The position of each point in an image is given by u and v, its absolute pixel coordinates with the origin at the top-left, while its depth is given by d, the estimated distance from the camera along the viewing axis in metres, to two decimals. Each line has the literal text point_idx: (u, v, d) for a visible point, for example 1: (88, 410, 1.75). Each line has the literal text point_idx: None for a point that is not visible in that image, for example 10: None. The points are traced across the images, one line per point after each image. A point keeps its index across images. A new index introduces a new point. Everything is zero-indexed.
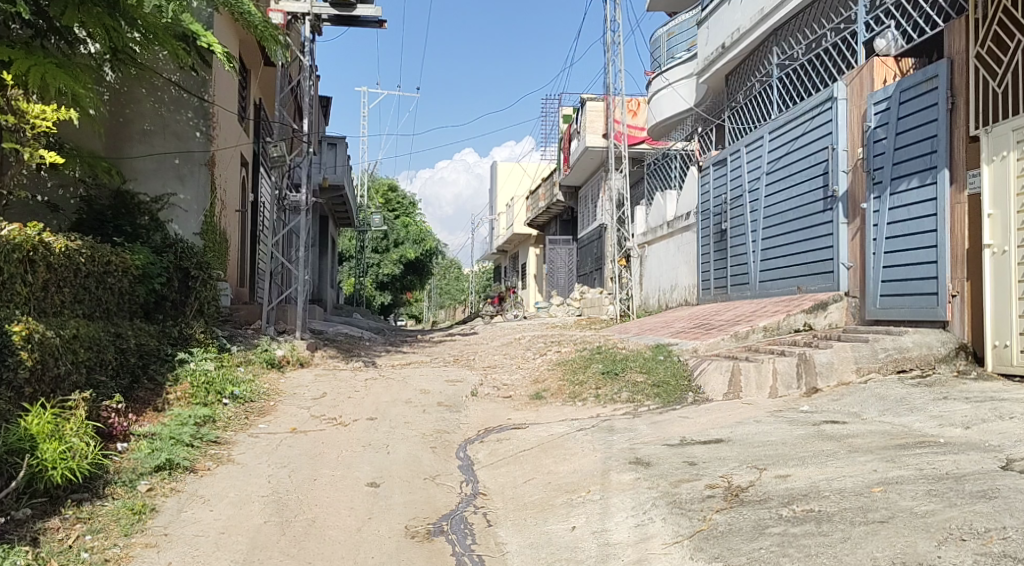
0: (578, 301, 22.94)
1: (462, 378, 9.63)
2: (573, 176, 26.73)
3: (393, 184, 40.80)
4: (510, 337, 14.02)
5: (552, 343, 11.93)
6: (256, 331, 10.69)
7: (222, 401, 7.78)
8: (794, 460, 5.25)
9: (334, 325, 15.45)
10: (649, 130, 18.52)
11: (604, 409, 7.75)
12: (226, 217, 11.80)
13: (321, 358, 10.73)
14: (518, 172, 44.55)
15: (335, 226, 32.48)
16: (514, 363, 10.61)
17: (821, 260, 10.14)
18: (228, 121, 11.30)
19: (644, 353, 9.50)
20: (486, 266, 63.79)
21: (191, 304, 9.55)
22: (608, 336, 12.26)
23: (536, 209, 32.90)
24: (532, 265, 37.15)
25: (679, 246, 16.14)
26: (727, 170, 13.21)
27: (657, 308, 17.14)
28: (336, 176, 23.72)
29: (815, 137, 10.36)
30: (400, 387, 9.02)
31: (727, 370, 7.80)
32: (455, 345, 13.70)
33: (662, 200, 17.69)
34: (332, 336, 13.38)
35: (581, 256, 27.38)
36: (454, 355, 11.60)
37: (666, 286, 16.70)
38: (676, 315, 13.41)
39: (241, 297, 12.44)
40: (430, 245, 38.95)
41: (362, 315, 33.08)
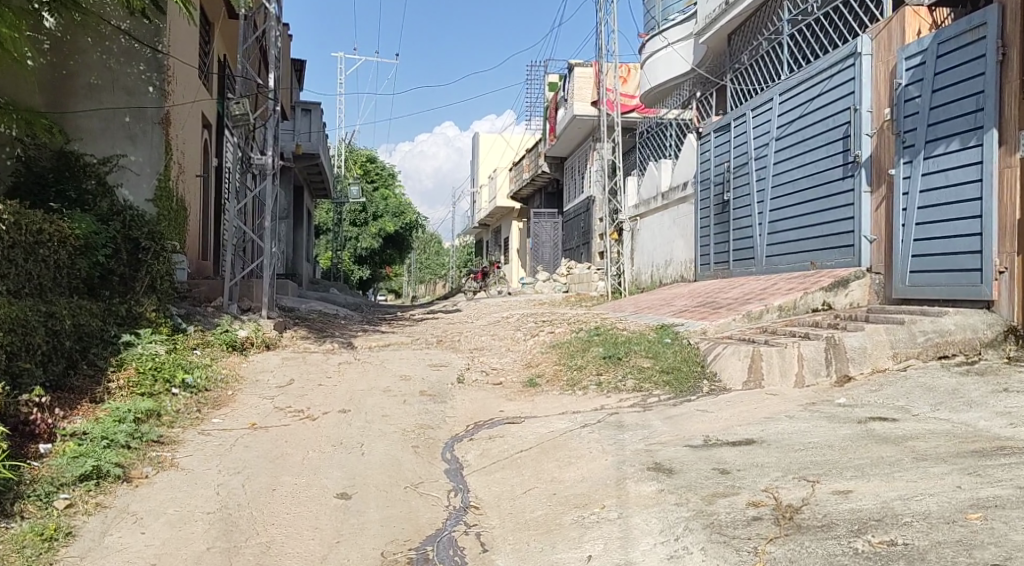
0: (565, 277, 22.03)
1: (447, 361, 8.69)
2: (560, 146, 25.74)
3: (371, 155, 39.55)
4: (497, 316, 13.09)
5: (543, 321, 11.01)
6: (216, 309, 9.68)
7: (171, 391, 6.79)
8: (850, 470, 4.39)
9: (307, 302, 14.45)
10: (642, 96, 17.55)
11: (610, 399, 6.86)
12: (184, 183, 10.71)
13: (291, 339, 9.75)
14: (501, 144, 43.48)
15: (311, 197, 31.26)
16: (503, 345, 9.70)
17: (839, 232, 9.26)
18: (184, 75, 10.17)
19: (647, 334, 8.60)
20: (467, 240, 62.75)
21: (142, 279, 8.51)
22: (603, 315, 11.35)
23: (519, 181, 31.89)
24: (515, 238, 36.20)
25: (674, 220, 15.25)
26: (730, 136, 12.27)
27: (650, 284, 16.26)
28: (311, 143, 22.50)
29: (835, 98, 9.43)
30: (378, 373, 8.07)
31: (745, 356, 6.85)
32: (437, 324, 12.75)
33: (655, 171, 16.77)
34: (304, 313, 12.37)
35: (567, 231, 26.48)
36: (437, 335, 10.67)
37: (660, 261, 15.82)
38: (674, 292, 12.54)
39: (202, 271, 11.38)
40: (410, 218, 37.84)
41: (339, 291, 31.97)
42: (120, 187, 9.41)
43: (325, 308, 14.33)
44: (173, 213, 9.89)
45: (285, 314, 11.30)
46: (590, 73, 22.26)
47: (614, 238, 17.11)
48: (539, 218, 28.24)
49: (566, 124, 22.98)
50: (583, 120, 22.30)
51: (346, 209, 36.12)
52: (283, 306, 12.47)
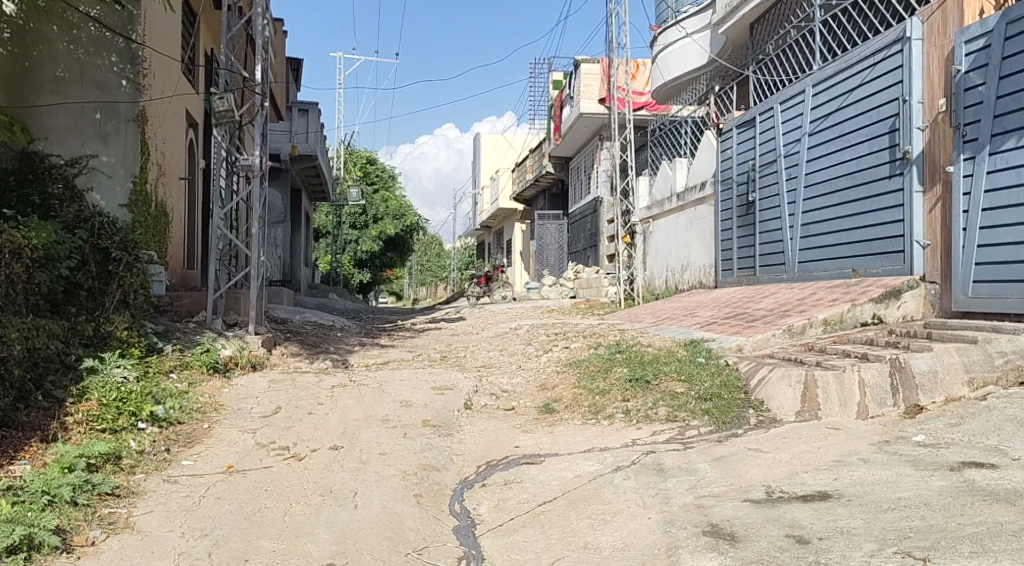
0: (573, 282, 21.10)
1: (453, 382, 7.80)
2: (566, 146, 24.88)
3: (371, 156, 38.68)
4: (504, 326, 12.19)
5: (556, 334, 10.12)
6: (198, 325, 8.80)
7: (137, 426, 5.90)
8: (966, 543, 3.51)
9: (301, 312, 13.58)
10: (655, 92, 16.69)
11: (641, 432, 5.96)
12: (165, 186, 9.82)
13: (281, 358, 8.86)
14: (503, 144, 42.58)
15: (309, 200, 30.38)
16: (514, 362, 8.80)
17: (886, 236, 8.39)
18: (162, 67, 9.28)
19: (676, 352, 7.71)
20: (468, 242, 61.89)
21: (113, 293, 7.62)
22: (620, 327, 10.46)
23: (523, 182, 31.01)
24: (519, 241, 35.21)
25: (690, 222, 14.38)
26: (756, 131, 11.38)
27: (664, 290, 15.38)
28: (307, 144, 21.62)
29: (879, 89, 8.55)
30: (375, 398, 7.18)
31: (798, 383, 6.00)
32: (440, 336, 11.87)
33: (669, 170, 15.89)
34: (297, 326, 11.48)
35: (573, 233, 25.59)
36: (441, 350, 9.77)
37: (675, 266, 14.94)
38: (695, 300, 11.65)
39: (185, 282, 10.48)
40: (411, 220, 36.96)
41: (339, 295, 31.09)
42: (90, 190, 8.52)
43: (320, 317, 13.46)
44: (150, 218, 9.02)
45: (275, 328, 10.42)
46: (598, 68, 21.36)
47: (626, 242, 16.24)
48: (544, 220, 27.33)
49: (572, 123, 22.09)
50: (590, 118, 21.42)
51: (345, 211, 35.21)
52: (275, 318, 11.58)
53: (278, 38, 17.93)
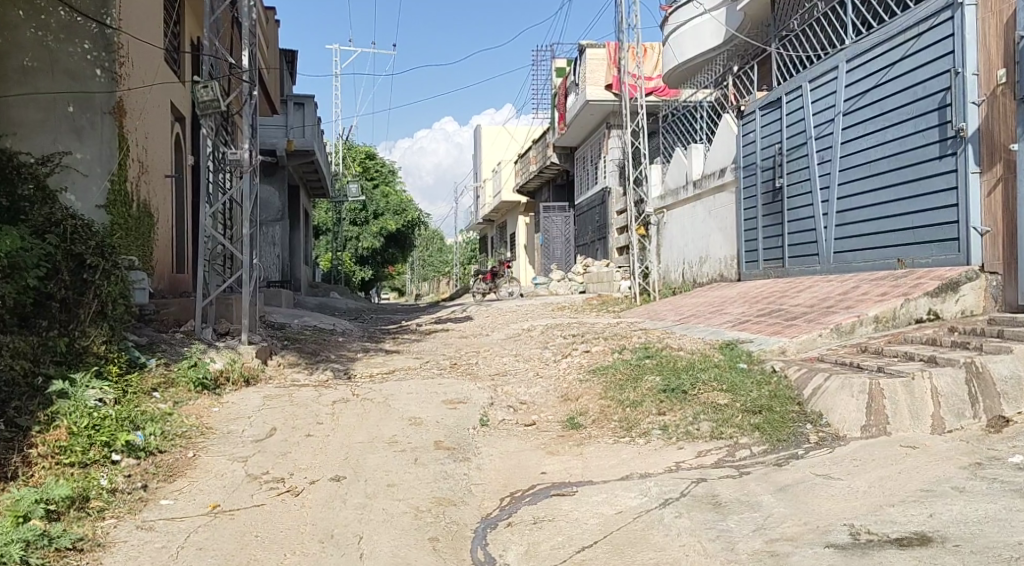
0: (582, 276, 20.49)
1: (466, 394, 7.08)
2: (572, 135, 24.13)
3: (370, 151, 37.90)
4: (515, 326, 11.48)
5: (574, 336, 9.40)
6: (186, 335, 8.08)
7: (111, 458, 5.19)
8: None
9: (301, 314, 12.89)
10: (667, 76, 15.94)
11: (685, 453, 5.24)
12: (148, 184, 9.10)
13: (277, 369, 8.14)
14: (504, 136, 41.77)
15: (307, 197, 29.66)
16: (530, 369, 8.08)
17: (936, 223, 7.66)
18: (141, 54, 8.54)
19: (712, 356, 6.98)
20: (470, 235, 61.16)
21: (89, 305, 6.81)
22: (642, 327, 9.73)
23: (526, 174, 30.27)
24: (522, 235, 34.72)
25: (708, 212, 13.65)
26: (783, 113, 10.63)
27: (681, 284, 14.65)
28: (304, 139, 20.86)
29: (925, 61, 7.81)
30: (381, 415, 6.46)
31: (862, 393, 5.23)
32: (448, 339, 11.15)
33: (684, 157, 15.17)
34: (294, 331, 10.76)
35: (580, 225, 24.86)
36: (450, 356, 9.05)
37: (693, 259, 14.21)
38: (719, 295, 10.92)
39: (173, 287, 9.77)
40: (412, 216, 36.21)
41: (340, 294, 30.41)
42: (64, 190, 7.78)
43: (321, 319, 12.78)
44: (130, 220, 8.29)
45: (271, 334, 9.70)
46: (604, 54, 20.56)
47: (640, 234, 15.51)
48: (549, 212, 26.55)
49: (577, 111, 21.33)
50: (597, 107, 20.65)
51: (345, 207, 34.47)
52: (270, 323, 10.88)
53: (270, 28, 17.17)
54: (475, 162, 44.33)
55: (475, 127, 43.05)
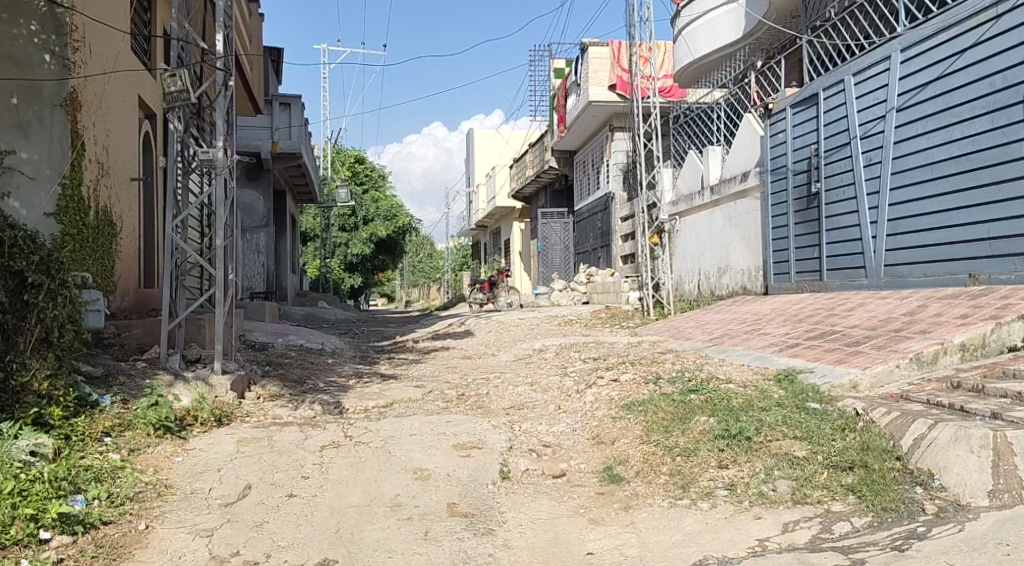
0: (585, 286, 19.46)
1: (479, 435, 6.00)
2: (571, 138, 23.11)
3: (360, 154, 36.81)
4: (524, 345, 10.40)
5: (594, 359, 8.33)
6: (151, 364, 6.97)
7: (38, 536, 4.07)
8: None
9: (288, 332, 11.76)
10: (680, 75, 14.93)
11: (765, 526, 4.18)
12: (110, 188, 7.98)
13: (256, 403, 7.03)
14: (499, 140, 40.72)
15: (295, 202, 28.53)
16: (550, 403, 7.00)
17: (1019, 233, 6.81)
18: (99, 40, 7.44)
19: (770, 391, 5.92)
20: (461, 241, 60.14)
21: (31, 332, 5.60)
22: (671, 349, 8.67)
23: (522, 178, 29.25)
24: (517, 242, 33.87)
25: (727, 218, 12.63)
26: (822, 110, 9.63)
27: (697, 296, 13.61)
28: (290, 142, 19.71)
29: (1006, 49, 6.96)
30: (380, 467, 5.37)
31: (984, 450, 4.22)
32: (449, 360, 10.06)
33: (698, 160, 14.15)
34: (276, 352, 9.65)
35: (581, 232, 23.84)
36: (455, 383, 7.96)
37: (710, 269, 13.18)
38: (749, 312, 9.87)
39: (137, 304, 8.65)
40: (404, 221, 35.11)
41: (329, 303, 29.30)
42: (6, 196, 6.68)
43: (310, 336, 11.64)
44: (86, 232, 7.19)
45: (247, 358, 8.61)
46: (606, 52, 19.54)
47: (651, 242, 14.48)
48: (547, 218, 25.49)
49: (579, 113, 20.30)
50: (600, 107, 19.60)
51: (335, 212, 33.35)
52: (248, 343, 9.76)
53: (254, 22, 16.07)
54: (467, 167, 43.27)
55: (467, 131, 41.99)
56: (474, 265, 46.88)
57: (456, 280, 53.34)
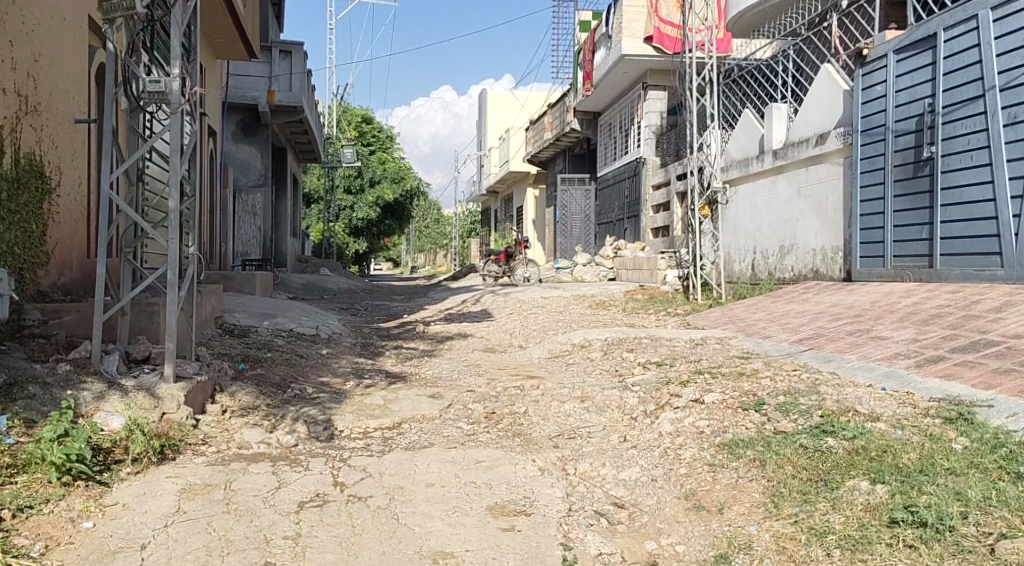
0: (612, 260, 17.74)
1: (523, 489, 4.24)
2: (599, 97, 21.19)
3: (368, 113, 34.86)
4: (558, 336, 8.63)
5: (658, 365, 6.54)
6: (79, 368, 5.17)
7: None
8: None
9: (278, 310, 9.99)
10: (736, 23, 13.06)
11: None
12: (40, 134, 6.15)
13: (220, 423, 5.27)
14: (514, 102, 38.63)
15: (297, 161, 26.67)
16: (613, 431, 5.22)
17: None
18: None
19: (944, 437, 4.15)
20: (470, 206, 58.17)
21: None
22: (752, 354, 6.88)
23: (539, 141, 27.31)
24: (531, 209, 32.19)
25: (795, 188, 10.82)
26: (950, 55, 7.76)
27: (752, 279, 11.86)
28: (290, 95, 17.70)
29: None
30: (382, 545, 3.63)
31: None
32: (469, 355, 8.28)
33: (756, 121, 12.22)
34: (259, 341, 7.83)
35: (605, 200, 21.99)
36: (482, 393, 6.18)
37: (769, 248, 11.37)
38: (839, 305, 8.07)
39: (79, 281, 6.84)
40: (412, 185, 33.23)
41: (332, 270, 27.58)
42: None
43: (304, 316, 9.85)
44: None
45: (215, 352, 6.76)
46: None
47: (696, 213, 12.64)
48: (567, 184, 23.55)
49: (609, 67, 18.36)
50: (633, 62, 17.64)
51: (340, 173, 31.45)
52: (221, 330, 7.93)
53: None
54: (479, 128, 41.22)
55: (480, 91, 39.87)
56: (484, 232, 45.03)
57: (463, 246, 51.55)
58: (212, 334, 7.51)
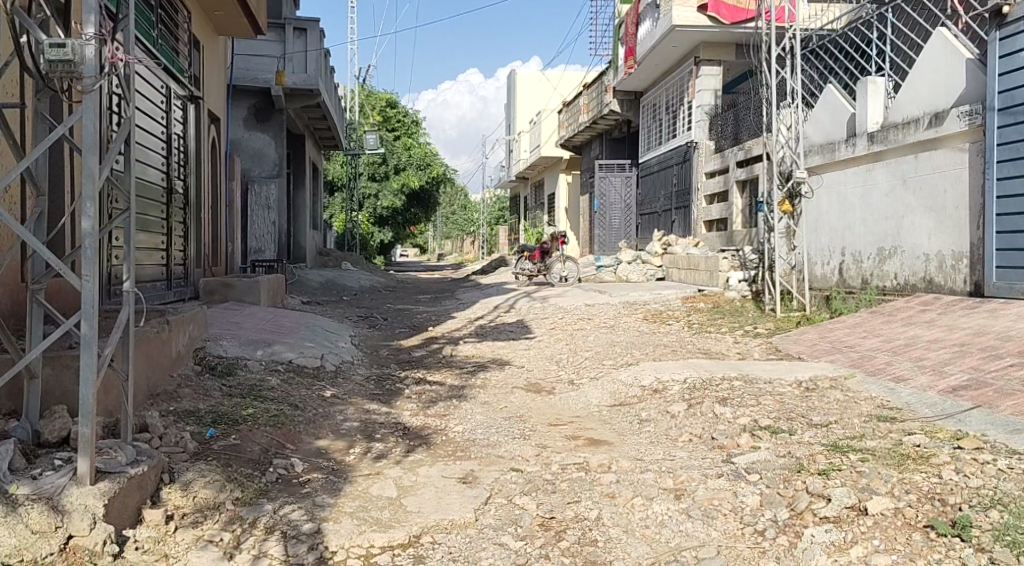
0: (661, 258, 15.90)
1: None
2: (643, 76, 19.34)
3: (392, 97, 33.21)
4: (619, 371, 6.92)
5: (770, 434, 4.81)
6: None
7: None
8: None
9: (281, 330, 8.40)
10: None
11: None
12: None
13: (160, 541, 3.65)
14: (545, 84, 36.71)
15: (317, 149, 25.19)
16: (731, 557, 3.51)
17: None
18: None
19: None
20: (499, 192, 56.48)
21: None
22: (892, 414, 5.11)
23: (574, 125, 25.52)
24: (564, 196, 30.41)
25: (898, 179, 9.02)
26: None
27: (840, 285, 10.14)
28: (305, 77, 16.08)
29: None
30: None
31: None
32: (509, 397, 6.61)
33: (844, 100, 10.39)
34: (247, 383, 6.22)
35: (648, 189, 20.21)
36: (532, 475, 4.51)
37: (865, 250, 9.65)
38: (984, 335, 6.28)
39: None
40: (439, 172, 31.59)
41: (355, 264, 26.10)
42: None
43: (309, 337, 8.23)
44: None
45: (175, 410, 5.13)
46: None
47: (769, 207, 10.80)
48: (606, 171, 21.76)
49: (658, 41, 16.49)
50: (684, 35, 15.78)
51: (364, 160, 29.95)
52: (197, 370, 6.31)
53: None
54: (508, 112, 39.45)
55: (510, 73, 38.03)
56: (514, 219, 43.36)
57: (492, 234, 49.92)
58: (178, 381, 5.87)
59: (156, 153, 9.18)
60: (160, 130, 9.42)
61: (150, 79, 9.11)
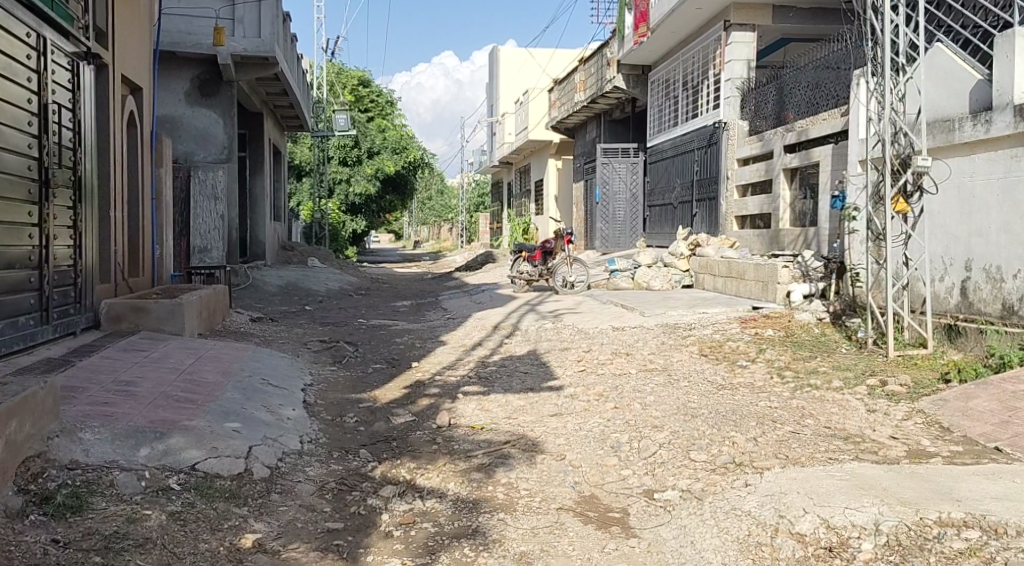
0: (687, 260, 13.28)
1: None
2: (655, 45, 16.68)
3: (365, 74, 30.25)
4: (731, 483, 4.29)
5: None
6: None
7: None
8: None
9: (197, 394, 5.63)
10: None
11: None
12: None
13: None
14: (530, 63, 33.85)
15: (280, 130, 22.23)
16: None
17: None
18: None
19: None
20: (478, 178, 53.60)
21: None
22: None
23: (567, 104, 22.83)
24: (554, 183, 27.68)
25: None
26: None
27: (966, 309, 7.52)
28: (255, 44, 13.20)
29: None
30: None
31: None
32: (559, 537, 3.94)
33: (971, 63, 7.69)
34: (96, 545, 3.52)
35: (660, 176, 17.62)
36: None
37: (1010, 265, 7.03)
38: None
39: None
40: (416, 156, 28.80)
41: (323, 260, 23.19)
42: None
43: (236, 407, 5.47)
44: None
45: None
46: None
47: (877, 200, 7.91)
48: (608, 156, 19.16)
49: (680, 2, 13.84)
50: None
51: (334, 142, 27.01)
52: (8, 518, 3.58)
53: None
54: (491, 92, 36.57)
55: (492, 50, 35.14)
56: (496, 206, 40.55)
57: (471, 221, 47.05)
58: None
59: (15, 131, 6.37)
60: (25, 97, 6.59)
61: (9, 24, 6.30)
